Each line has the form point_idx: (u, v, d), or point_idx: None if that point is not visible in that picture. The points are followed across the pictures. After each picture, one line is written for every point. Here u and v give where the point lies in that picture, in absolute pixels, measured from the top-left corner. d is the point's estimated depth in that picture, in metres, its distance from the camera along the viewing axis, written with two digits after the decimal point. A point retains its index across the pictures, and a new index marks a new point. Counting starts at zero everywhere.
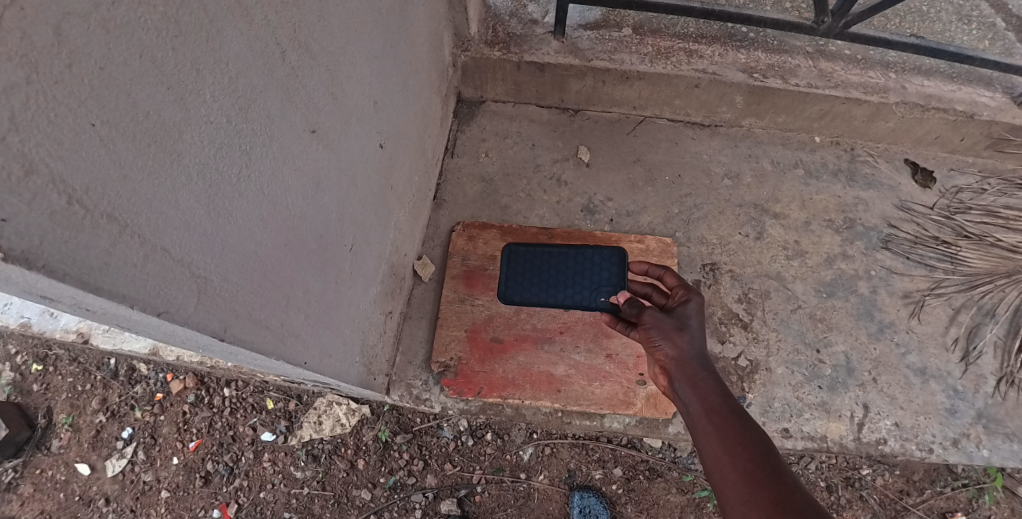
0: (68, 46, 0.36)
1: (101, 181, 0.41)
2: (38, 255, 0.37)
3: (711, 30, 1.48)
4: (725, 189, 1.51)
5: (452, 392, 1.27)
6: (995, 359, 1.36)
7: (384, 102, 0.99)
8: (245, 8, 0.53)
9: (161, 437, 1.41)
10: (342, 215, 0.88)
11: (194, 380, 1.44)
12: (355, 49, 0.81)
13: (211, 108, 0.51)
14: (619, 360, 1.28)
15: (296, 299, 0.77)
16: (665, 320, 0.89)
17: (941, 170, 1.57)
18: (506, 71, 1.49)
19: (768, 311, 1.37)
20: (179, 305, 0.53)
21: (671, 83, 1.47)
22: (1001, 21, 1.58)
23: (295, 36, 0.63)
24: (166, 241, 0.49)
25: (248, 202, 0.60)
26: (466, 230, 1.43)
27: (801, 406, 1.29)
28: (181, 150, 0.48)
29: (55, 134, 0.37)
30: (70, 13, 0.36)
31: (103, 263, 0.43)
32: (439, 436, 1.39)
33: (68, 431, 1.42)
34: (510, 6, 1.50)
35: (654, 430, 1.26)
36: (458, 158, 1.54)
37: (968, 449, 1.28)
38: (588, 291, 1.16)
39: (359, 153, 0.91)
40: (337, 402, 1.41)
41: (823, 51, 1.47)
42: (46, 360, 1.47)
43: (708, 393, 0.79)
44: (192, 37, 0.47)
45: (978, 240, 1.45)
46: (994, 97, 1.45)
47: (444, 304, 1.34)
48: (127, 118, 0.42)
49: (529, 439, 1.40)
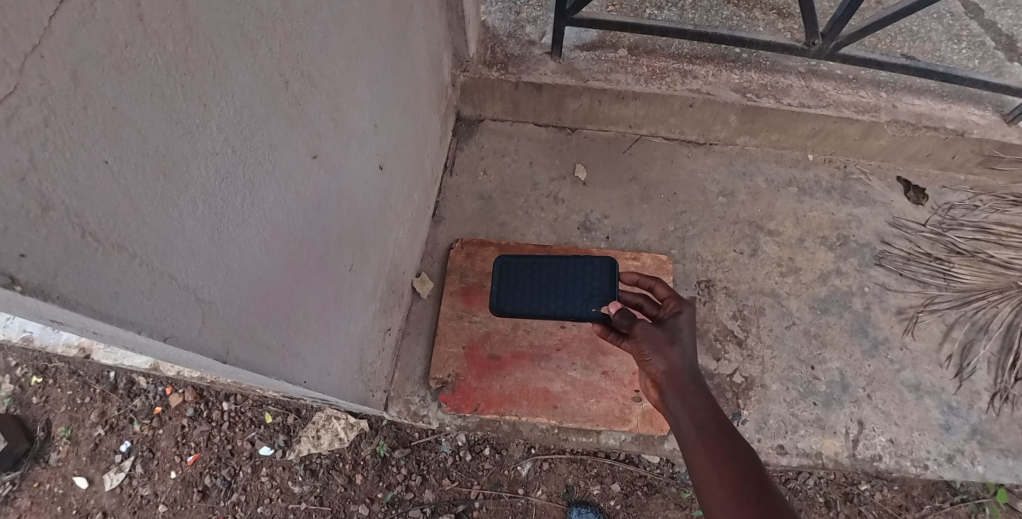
0: (84, 88, 0.38)
1: (113, 213, 0.42)
2: (54, 288, 0.39)
3: (705, 51, 1.50)
4: (720, 206, 1.54)
5: (450, 407, 1.27)
6: (988, 375, 1.37)
7: (384, 124, 1.02)
8: (250, 41, 0.55)
9: (160, 451, 1.41)
10: (342, 235, 0.89)
11: (193, 393, 1.45)
12: (355, 74, 0.84)
13: (216, 139, 0.53)
14: (615, 376, 1.30)
15: (297, 318, 0.79)
16: (657, 333, 0.89)
17: (933, 187, 1.59)
18: (504, 90, 1.52)
19: (763, 327, 1.39)
20: (185, 329, 0.54)
21: (666, 103, 1.50)
22: (990, 40, 1.61)
23: (298, 66, 0.65)
24: (173, 268, 0.50)
25: (252, 227, 0.62)
26: (465, 247, 1.44)
27: (796, 423, 1.30)
28: (189, 181, 0.50)
29: (71, 172, 0.38)
30: (85, 58, 0.37)
31: (113, 291, 0.44)
32: (437, 451, 1.40)
33: (67, 444, 1.42)
34: (508, 27, 1.53)
35: (650, 447, 1.27)
36: (457, 175, 1.56)
37: (963, 465, 1.29)
38: (579, 301, 1.17)
39: (359, 175, 0.93)
40: (336, 416, 1.42)
41: (815, 70, 1.50)
42: (45, 373, 1.47)
43: (698, 408, 0.81)
44: (199, 73, 0.48)
45: (971, 256, 1.48)
46: (984, 115, 1.48)
47: (443, 320, 1.36)
48: (138, 152, 0.43)
49: (527, 454, 1.40)
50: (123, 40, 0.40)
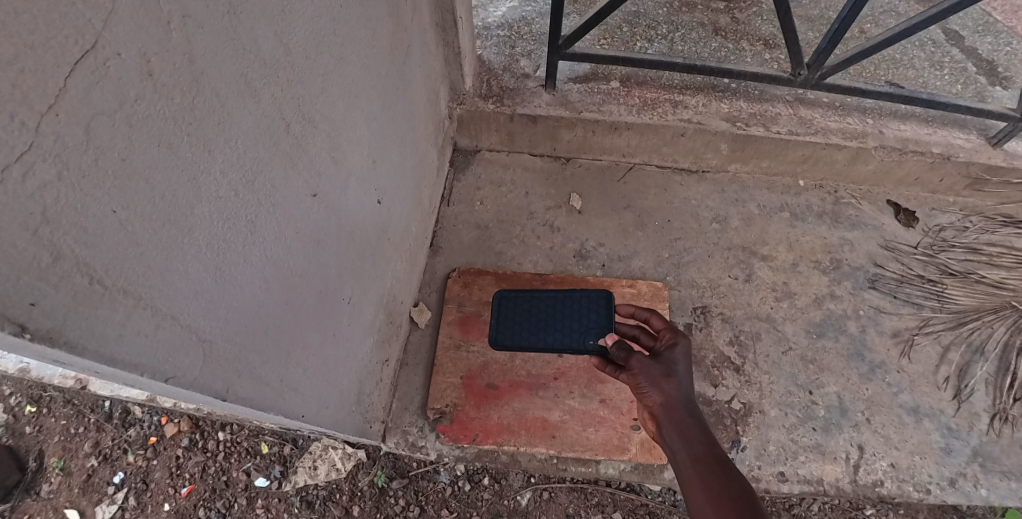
0: (95, 143, 0.39)
1: (120, 259, 0.44)
2: (61, 333, 0.40)
3: (694, 81, 1.56)
4: (713, 233, 1.56)
5: (448, 438, 1.27)
6: (987, 396, 1.36)
7: (382, 160, 1.04)
8: (254, 89, 0.57)
9: (153, 483, 1.34)
10: (341, 270, 0.91)
11: (189, 423, 1.39)
12: (354, 114, 0.86)
13: (220, 184, 0.54)
14: (613, 405, 1.30)
15: (296, 355, 0.79)
16: (653, 366, 0.90)
17: (923, 210, 1.62)
18: (500, 122, 1.56)
19: (759, 353, 1.39)
20: (185, 370, 0.55)
21: (658, 133, 1.53)
22: (972, 66, 1.66)
23: (299, 109, 0.67)
24: (176, 310, 0.51)
25: (253, 266, 0.63)
26: (461, 276, 1.46)
27: (797, 448, 1.29)
28: (193, 225, 0.51)
29: (80, 223, 0.40)
30: (99, 114, 0.39)
31: (119, 334, 0.46)
32: (435, 481, 1.35)
33: (60, 475, 1.34)
34: (503, 61, 1.58)
35: (650, 476, 1.26)
36: (454, 205, 1.58)
37: (965, 488, 1.27)
38: (576, 334, 1.18)
39: (358, 211, 0.95)
40: (332, 446, 1.37)
41: (802, 99, 1.55)
42: (40, 402, 1.42)
43: (694, 442, 0.82)
44: (204, 122, 0.50)
45: (963, 277, 1.49)
46: (969, 139, 1.52)
47: (440, 350, 1.36)
48: (145, 201, 0.45)
49: (527, 483, 1.35)
50: (134, 95, 0.42)
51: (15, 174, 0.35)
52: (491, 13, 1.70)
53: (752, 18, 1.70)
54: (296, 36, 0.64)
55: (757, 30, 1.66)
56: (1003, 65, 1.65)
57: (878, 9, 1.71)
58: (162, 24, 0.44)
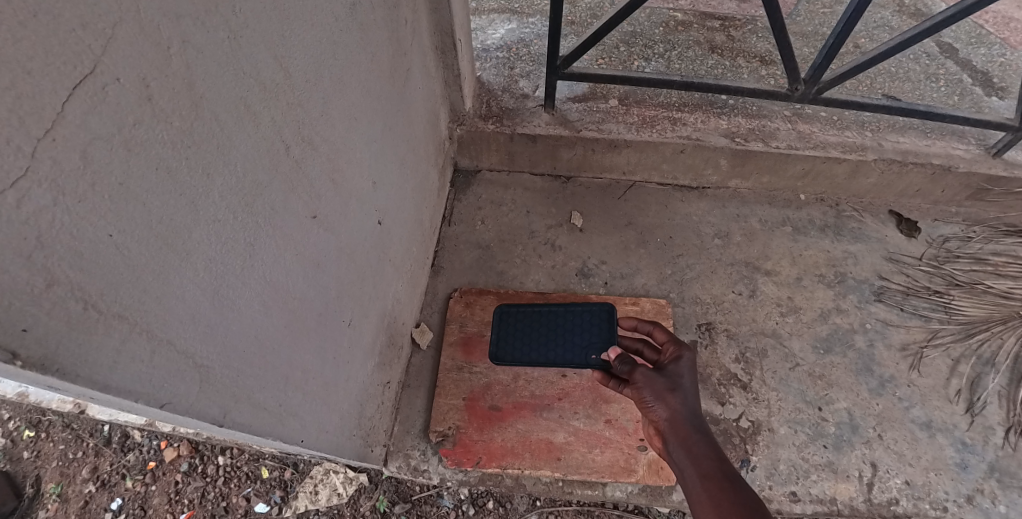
0: (92, 168, 0.39)
1: (116, 283, 0.43)
2: (54, 360, 0.40)
3: (691, 99, 1.57)
4: (715, 249, 1.55)
5: (451, 462, 1.25)
6: (1000, 409, 1.33)
7: (383, 181, 1.04)
8: (253, 112, 0.57)
9: (151, 509, 1.30)
10: (341, 291, 0.90)
11: (188, 447, 1.36)
12: (355, 136, 0.86)
13: (218, 207, 0.54)
14: (619, 425, 1.28)
15: (296, 378, 0.78)
16: (657, 380, 0.89)
17: (925, 221, 1.62)
18: (500, 143, 1.57)
19: (767, 369, 1.37)
20: (180, 396, 0.54)
21: (658, 150, 1.54)
22: (966, 77, 1.66)
23: (298, 131, 0.67)
24: (172, 334, 0.51)
25: (250, 289, 0.62)
26: (464, 296, 1.45)
27: (808, 467, 1.26)
28: (191, 248, 0.51)
29: (75, 246, 0.39)
30: (94, 139, 0.39)
31: (113, 362, 0.45)
32: (439, 505, 1.27)
33: (56, 502, 1.31)
34: (502, 82, 1.60)
35: (658, 498, 1.22)
36: (455, 226, 1.58)
37: (983, 505, 1.22)
38: (578, 349, 1.16)
39: (359, 231, 0.95)
40: (334, 470, 1.32)
41: (800, 114, 1.56)
42: (38, 426, 1.39)
43: (702, 457, 0.80)
44: (204, 147, 0.50)
45: (970, 288, 1.47)
46: (968, 150, 1.52)
47: (442, 372, 1.35)
48: (141, 225, 0.44)
49: (532, 506, 1.26)
50: (132, 120, 0.42)
51: (11, 198, 0.35)
52: (489, 36, 1.73)
53: (747, 35, 1.72)
54: (296, 59, 0.64)
55: (753, 47, 1.68)
56: (998, 76, 1.66)
57: (871, 25, 1.73)
58: (162, 50, 0.44)
